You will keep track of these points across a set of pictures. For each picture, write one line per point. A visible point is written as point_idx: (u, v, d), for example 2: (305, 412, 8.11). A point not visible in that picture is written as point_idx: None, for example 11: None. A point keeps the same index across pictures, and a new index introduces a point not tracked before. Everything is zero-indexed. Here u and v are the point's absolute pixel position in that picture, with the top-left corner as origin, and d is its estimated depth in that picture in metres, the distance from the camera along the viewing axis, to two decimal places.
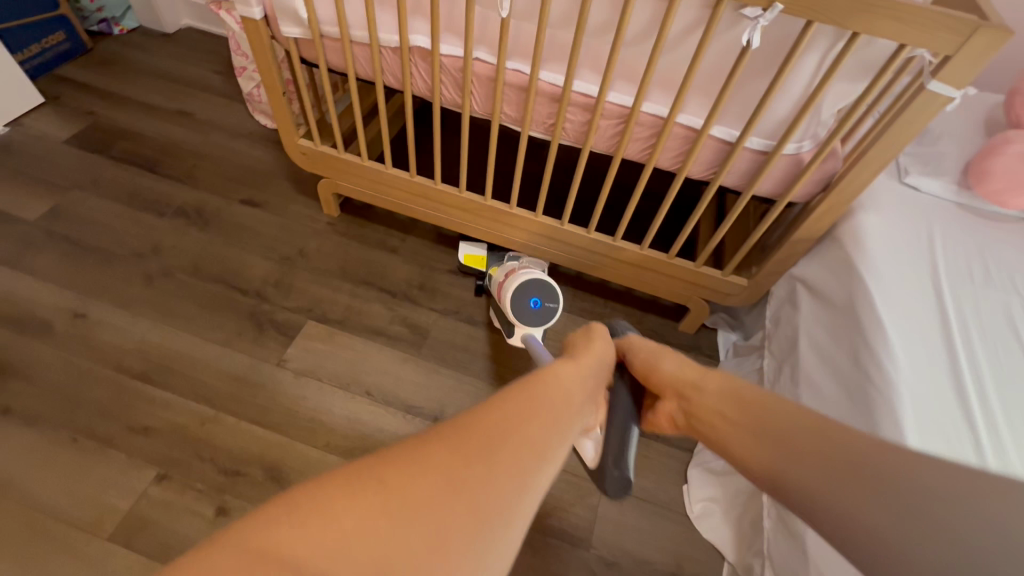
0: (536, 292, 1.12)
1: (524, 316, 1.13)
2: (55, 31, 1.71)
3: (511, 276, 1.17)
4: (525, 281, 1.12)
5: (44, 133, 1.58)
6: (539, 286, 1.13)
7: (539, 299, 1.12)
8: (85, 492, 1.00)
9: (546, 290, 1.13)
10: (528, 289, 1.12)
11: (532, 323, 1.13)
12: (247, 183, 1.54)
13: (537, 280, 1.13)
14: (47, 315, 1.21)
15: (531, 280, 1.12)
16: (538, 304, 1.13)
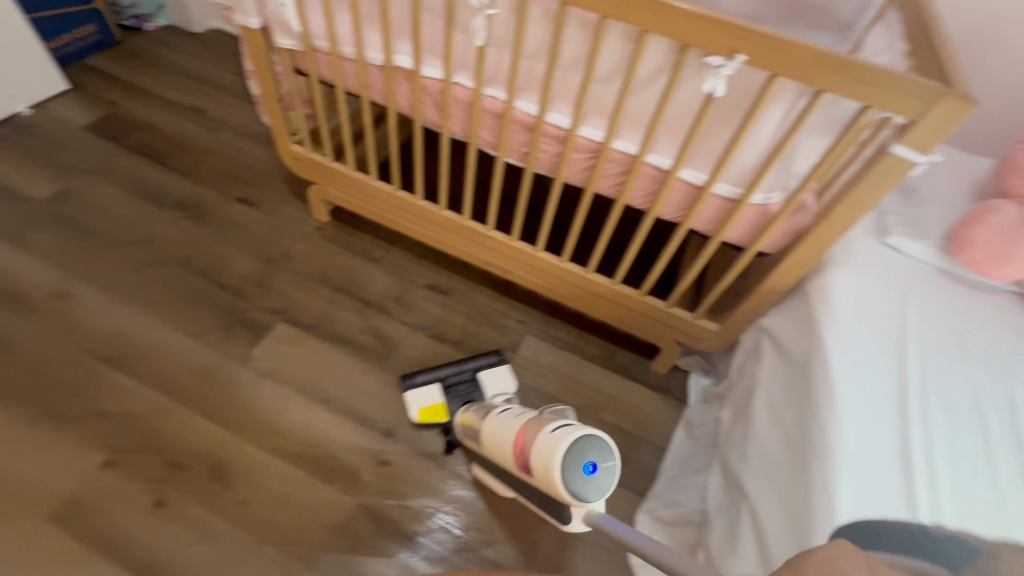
0: (590, 447, 0.70)
1: (574, 490, 0.68)
2: (88, 23, 1.80)
3: (536, 432, 0.76)
4: (568, 440, 0.70)
5: (64, 118, 1.66)
6: (590, 442, 0.70)
7: (596, 461, 0.69)
8: (35, 470, 1.02)
9: (601, 446, 0.71)
10: (577, 448, 0.69)
11: (598, 498, 0.68)
12: (245, 181, 1.58)
13: (588, 432, 0.71)
14: (35, 293, 1.26)
15: (578, 434, 0.70)
16: (593, 469, 0.69)
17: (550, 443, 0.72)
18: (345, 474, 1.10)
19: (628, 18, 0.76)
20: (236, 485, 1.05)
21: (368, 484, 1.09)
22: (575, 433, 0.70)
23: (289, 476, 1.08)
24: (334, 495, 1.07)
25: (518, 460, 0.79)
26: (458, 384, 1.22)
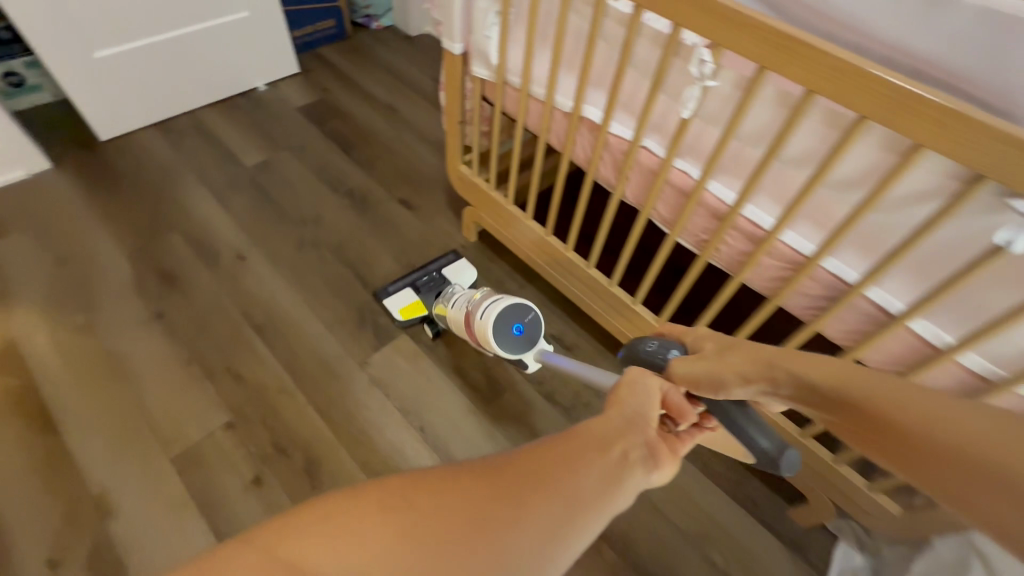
0: (517, 316, 1.02)
1: (515, 347, 1.03)
2: (328, 18, 2.04)
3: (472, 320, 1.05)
4: (495, 317, 1.00)
5: (288, 98, 1.89)
6: (512, 313, 1.02)
7: (521, 322, 1.03)
8: (175, 411, 1.15)
9: (519, 310, 1.03)
10: (504, 318, 1.01)
11: (533, 342, 1.03)
12: (412, 185, 1.64)
13: (507, 307, 1.02)
14: (221, 249, 1.43)
15: (504, 307, 1.01)
16: (521, 329, 1.03)
17: (483, 323, 1.01)
18: None
19: (901, 128, 0.57)
20: (321, 487, 1.07)
21: None
22: (497, 312, 1.00)
23: None
24: None
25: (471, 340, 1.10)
26: (428, 283, 1.36)
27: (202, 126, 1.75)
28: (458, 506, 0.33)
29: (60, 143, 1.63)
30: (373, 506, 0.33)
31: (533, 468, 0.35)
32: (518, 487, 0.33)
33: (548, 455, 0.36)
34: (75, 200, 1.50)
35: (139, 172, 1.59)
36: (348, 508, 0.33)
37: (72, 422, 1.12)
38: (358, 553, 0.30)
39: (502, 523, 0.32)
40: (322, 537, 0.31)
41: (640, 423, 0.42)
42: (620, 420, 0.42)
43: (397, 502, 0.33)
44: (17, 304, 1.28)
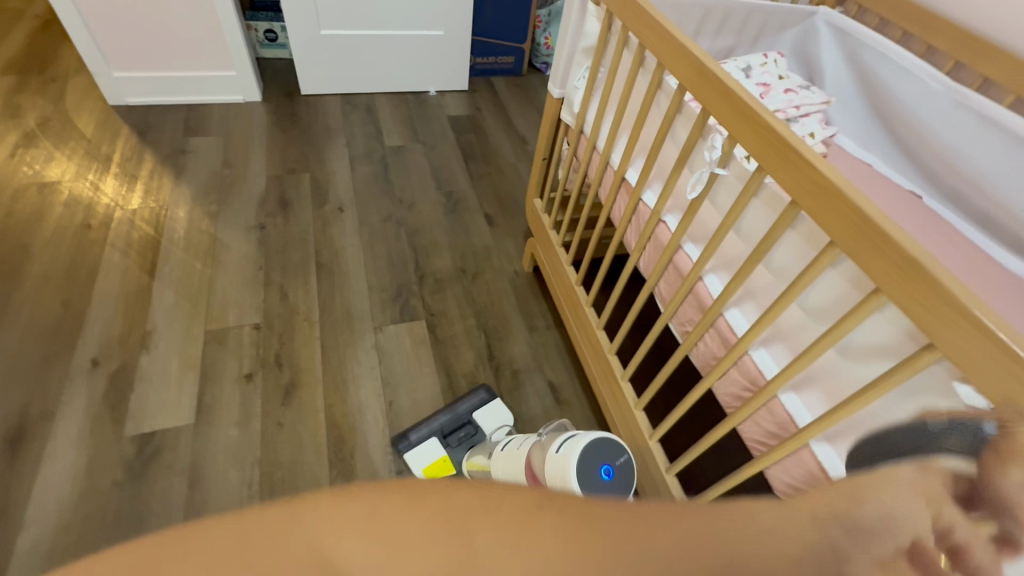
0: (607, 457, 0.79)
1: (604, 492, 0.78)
2: (511, 55, 2.32)
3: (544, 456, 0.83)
4: (576, 456, 0.77)
5: (447, 106, 2.19)
6: (597, 448, 0.80)
7: (609, 464, 0.79)
8: (229, 299, 1.38)
9: (611, 449, 0.81)
10: (591, 453, 0.79)
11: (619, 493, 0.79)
12: (503, 207, 1.78)
13: (597, 440, 0.81)
14: (330, 199, 1.70)
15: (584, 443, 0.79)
16: (609, 476, 0.79)
17: (558, 460, 0.78)
18: (344, 474, 1.13)
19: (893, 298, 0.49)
20: (287, 406, 1.21)
21: None
22: (578, 448, 0.78)
23: (317, 437, 1.17)
24: (323, 478, 1.11)
25: (529, 476, 0.87)
26: (456, 432, 1.20)
27: (373, 106, 2.10)
28: (505, 532, 0.27)
29: (274, 87, 2.10)
30: (405, 506, 0.27)
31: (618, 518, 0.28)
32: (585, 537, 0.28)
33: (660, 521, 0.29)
34: (259, 128, 1.91)
35: (310, 124, 1.97)
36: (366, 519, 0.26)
37: (163, 275, 1.41)
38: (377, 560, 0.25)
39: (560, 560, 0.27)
40: (350, 526, 0.26)
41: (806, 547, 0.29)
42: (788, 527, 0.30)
43: (434, 513, 0.27)
44: (183, 183, 1.67)
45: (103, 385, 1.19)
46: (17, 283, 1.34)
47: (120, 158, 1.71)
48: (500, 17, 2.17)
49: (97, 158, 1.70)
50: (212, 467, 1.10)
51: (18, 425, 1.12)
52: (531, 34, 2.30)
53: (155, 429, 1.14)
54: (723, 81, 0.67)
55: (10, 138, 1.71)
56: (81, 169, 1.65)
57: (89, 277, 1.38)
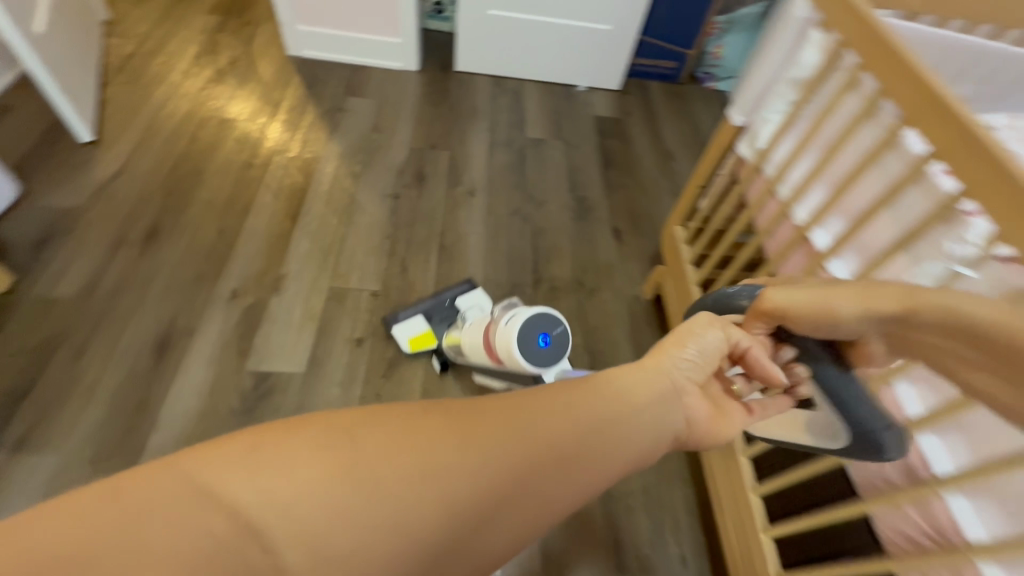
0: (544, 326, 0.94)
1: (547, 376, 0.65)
2: (674, 61, 2.16)
3: None
4: None
5: (594, 105, 2.10)
6: None
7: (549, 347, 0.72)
8: (355, 261, 1.44)
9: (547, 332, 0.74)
10: (529, 326, 0.94)
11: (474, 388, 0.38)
12: (633, 223, 1.68)
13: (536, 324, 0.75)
14: (464, 181, 1.71)
15: (523, 320, 0.94)
16: (548, 341, 0.95)
17: None
18: None
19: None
20: (388, 380, 1.23)
21: None
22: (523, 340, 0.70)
23: None
24: None
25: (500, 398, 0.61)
26: None
27: (520, 93, 2.07)
28: (411, 430, 0.33)
29: (431, 58, 2.14)
30: (313, 435, 0.31)
31: (487, 411, 0.36)
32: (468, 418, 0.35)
33: (510, 412, 0.37)
34: (411, 98, 1.96)
35: (459, 102, 1.99)
36: (274, 444, 0.30)
37: (304, 224, 1.50)
38: (300, 508, 0.28)
39: (470, 448, 0.34)
40: (264, 468, 0.29)
41: (650, 392, 0.46)
42: (632, 375, 0.47)
43: (346, 432, 0.32)
44: (335, 140, 1.75)
45: (237, 316, 1.29)
46: (188, 205, 1.49)
47: (288, 106, 1.84)
48: (674, 19, 2.02)
49: (269, 102, 1.83)
50: None
51: (165, 334, 1.24)
52: (702, 42, 2.12)
53: (272, 370, 1.22)
54: (1002, 158, 0.53)
55: (205, 72, 1.89)
56: (255, 110, 1.80)
57: (244, 213, 1.50)
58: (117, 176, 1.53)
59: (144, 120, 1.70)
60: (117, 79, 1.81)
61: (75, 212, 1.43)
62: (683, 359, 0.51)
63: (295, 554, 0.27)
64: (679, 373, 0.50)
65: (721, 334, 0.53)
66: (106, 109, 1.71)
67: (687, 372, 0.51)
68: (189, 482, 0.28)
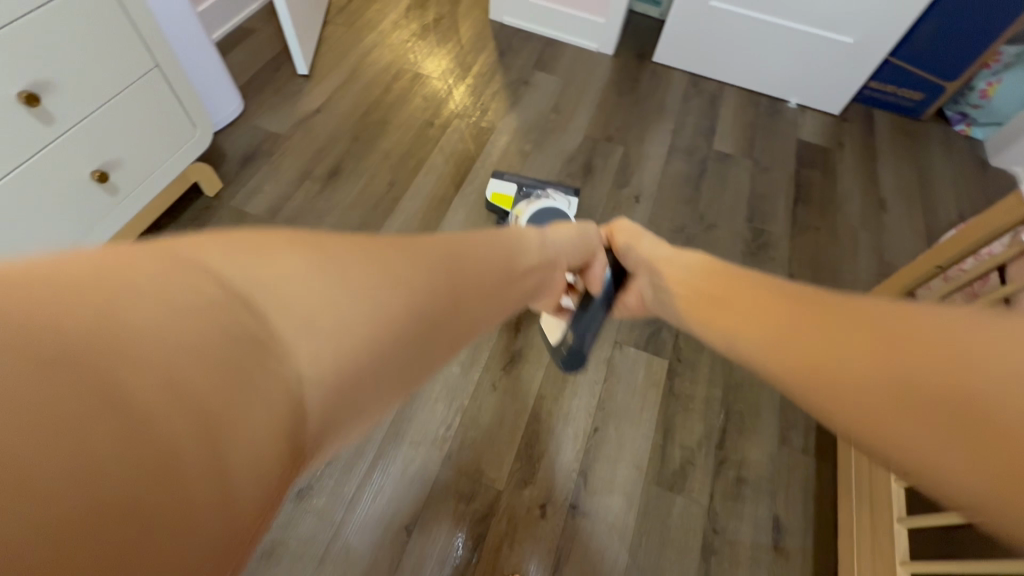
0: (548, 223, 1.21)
1: None
2: (922, 91, 1.78)
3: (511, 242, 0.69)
4: None
5: (802, 126, 1.81)
6: None
7: None
8: None
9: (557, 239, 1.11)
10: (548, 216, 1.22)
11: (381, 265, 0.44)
12: (816, 276, 1.44)
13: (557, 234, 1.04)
14: (632, 183, 1.58)
15: (545, 210, 1.22)
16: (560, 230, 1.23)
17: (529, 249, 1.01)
18: (525, 473, 1.09)
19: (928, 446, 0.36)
20: (506, 373, 1.20)
21: (521, 497, 1.06)
22: None
23: (517, 419, 1.15)
24: (506, 466, 1.09)
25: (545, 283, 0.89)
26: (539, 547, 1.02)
27: (717, 97, 1.86)
28: (360, 253, 0.38)
29: (629, 42, 1.99)
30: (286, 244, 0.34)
31: (418, 245, 0.44)
32: (413, 251, 0.43)
33: (434, 253, 0.45)
34: (598, 82, 1.85)
35: (647, 95, 1.83)
36: (270, 265, 0.32)
37: (465, 193, 1.51)
38: (294, 301, 0.31)
39: (414, 274, 0.40)
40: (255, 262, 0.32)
41: (512, 262, 0.59)
42: (501, 248, 0.58)
43: (322, 259, 0.35)
44: (513, 113, 1.72)
45: None
46: (369, 152, 1.58)
47: (477, 70, 1.84)
48: (943, 40, 1.63)
49: (461, 64, 1.85)
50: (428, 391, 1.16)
51: None
52: (970, 74, 1.70)
53: None
54: None
55: (411, 24, 1.97)
56: (447, 69, 1.83)
57: (415, 169, 1.55)
58: (318, 111, 1.66)
59: (352, 62, 1.81)
60: (338, 19, 1.95)
61: (279, 137, 1.58)
62: (541, 241, 0.70)
63: (307, 352, 0.30)
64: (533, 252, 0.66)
65: (579, 240, 0.81)
66: (323, 47, 1.85)
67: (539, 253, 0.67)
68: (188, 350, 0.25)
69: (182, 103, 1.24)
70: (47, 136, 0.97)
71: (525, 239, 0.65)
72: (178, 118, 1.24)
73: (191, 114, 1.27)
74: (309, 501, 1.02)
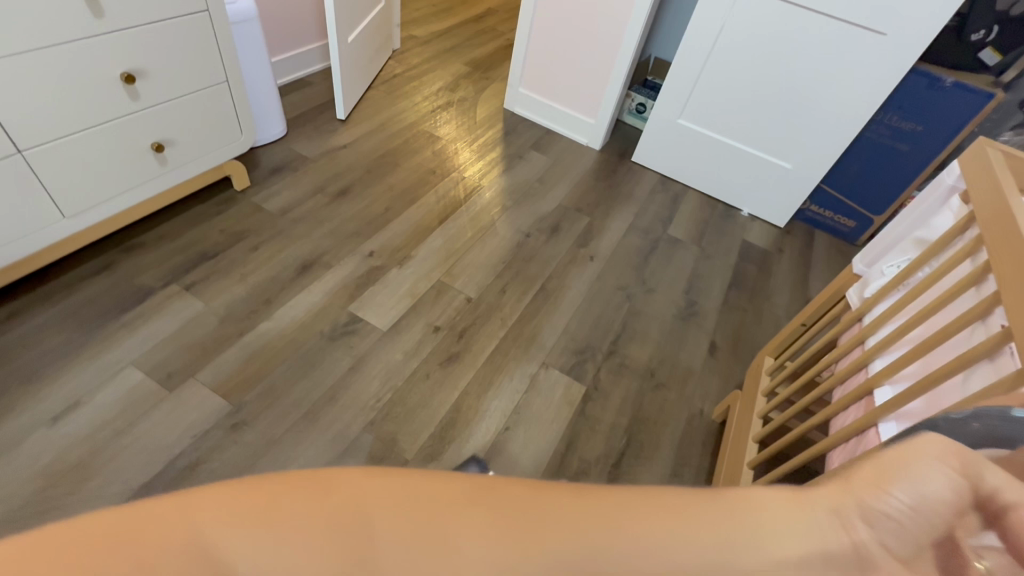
0: None
1: None
2: (853, 219, 2.07)
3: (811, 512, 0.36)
4: None
5: (748, 231, 2.10)
6: None
7: None
8: (468, 270, 1.65)
9: None
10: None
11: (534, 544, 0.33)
12: (736, 346, 1.62)
13: None
14: (590, 245, 1.84)
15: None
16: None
17: None
18: (435, 450, 1.22)
19: None
20: (441, 368, 1.37)
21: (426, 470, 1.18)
22: None
23: (440, 408, 1.30)
24: (420, 441, 1.22)
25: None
26: None
27: (680, 197, 2.18)
28: (416, 496, 0.34)
29: (615, 143, 2.38)
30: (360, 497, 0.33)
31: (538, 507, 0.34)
32: (533, 527, 0.34)
33: (568, 520, 0.34)
34: (581, 168, 2.20)
35: (620, 184, 2.16)
36: (310, 497, 0.32)
37: (446, 227, 1.78)
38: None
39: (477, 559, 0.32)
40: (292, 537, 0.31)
41: (807, 554, 0.35)
42: (775, 512, 0.37)
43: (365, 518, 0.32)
44: (504, 177, 2.05)
45: (364, 270, 1.57)
46: (376, 183, 1.89)
47: (483, 142, 2.21)
48: (865, 180, 1.96)
49: (471, 135, 2.23)
50: (371, 369, 1.33)
51: (313, 260, 1.57)
52: (893, 211, 2.00)
53: (364, 319, 1.44)
54: None
55: (439, 101, 2.40)
56: (457, 136, 2.20)
57: (410, 202, 1.84)
58: (344, 147, 2.00)
59: (382, 118, 2.20)
60: (380, 87, 2.39)
61: (306, 160, 1.91)
62: (890, 505, 0.36)
63: None
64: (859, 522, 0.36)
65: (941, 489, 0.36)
66: (362, 104, 2.26)
67: (875, 533, 0.36)
68: (222, 515, 0.30)
69: (237, 114, 1.57)
70: (129, 110, 1.28)
71: (838, 499, 0.37)
72: (230, 124, 1.57)
73: (242, 123, 1.61)
74: (241, 436, 1.16)
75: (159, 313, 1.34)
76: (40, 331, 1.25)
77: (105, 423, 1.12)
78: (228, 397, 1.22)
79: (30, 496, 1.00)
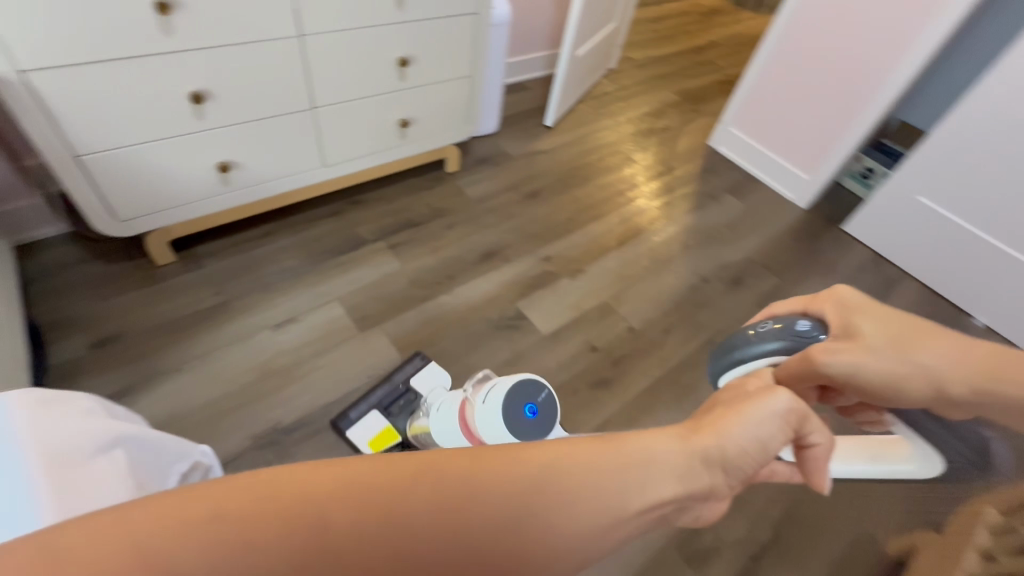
0: (525, 396, 0.88)
1: (530, 431, 0.86)
2: None
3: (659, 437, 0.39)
4: (510, 386, 0.87)
5: None
6: (525, 391, 0.88)
7: (535, 406, 0.88)
8: (636, 299, 1.61)
9: (534, 392, 0.89)
10: (513, 397, 0.86)
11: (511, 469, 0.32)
12: None
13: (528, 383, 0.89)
14: None
15: (505, 393, 0.86)
16: (536, 414, 0.88)
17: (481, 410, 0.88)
18: None
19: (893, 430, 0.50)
20: (589, 389, 1.36)
21: None
22: (506, 387, 0.87)
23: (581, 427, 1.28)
24: None
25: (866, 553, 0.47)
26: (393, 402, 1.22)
27: (894, 283, 1.88)
28: (375, 488, 0.28)
29: (825, 206, 2.13)
30: (303, 477, 0.29)
31: (492, 464, 0.31)
32: (472, 493, 0.30)
33: (501, 485, 0.30)
34: (780, 224, 2.02)
35: (822, 253, 1.93)
36: (249, 499, 0.27)
37: (623, 251, 1.76)
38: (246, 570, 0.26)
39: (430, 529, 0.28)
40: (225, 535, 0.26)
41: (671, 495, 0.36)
42: (608, 470, 0.34)
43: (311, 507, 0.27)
44: (692, 215, 1.97)
45: (537, 271, 1.63)
46: (565, 192, 1.94)
47: (678, 175, 2.15)
48: None
49: (667, 165, 2.19)
50: (524, 368, 1.37)
51: (495, 250, 1.67)
52: None
53: (527, 318, 1.49)
54: None
55: (642, 125, 2.39)
56: (653, 164, 2.17)
57: (593, 218, 1.86)
58: (544, 152, 2.10)
59: (584, 132, 2.26)
60: (588, 103, 2.46)
61: (509, 157, 2.04)
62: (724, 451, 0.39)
63: None
64: (717, 467, 0.39)
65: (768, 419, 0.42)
66: (569, 115, 2.34)
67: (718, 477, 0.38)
68: (180, 511, 0.27)
69: (469, 107, 1.74)
70: (393, 87, 1.48)
71: (684, 449, 0.38)
72: (459, 113, 1.73)
73: (471, 115, 1.76)
74: None
75: (366, 262, 1.54)
76: (282, 251, 1.51)
77: (307, 342, 1.32)
78: (401, 352, 1.35)
79: (247, 383, 1.22)
